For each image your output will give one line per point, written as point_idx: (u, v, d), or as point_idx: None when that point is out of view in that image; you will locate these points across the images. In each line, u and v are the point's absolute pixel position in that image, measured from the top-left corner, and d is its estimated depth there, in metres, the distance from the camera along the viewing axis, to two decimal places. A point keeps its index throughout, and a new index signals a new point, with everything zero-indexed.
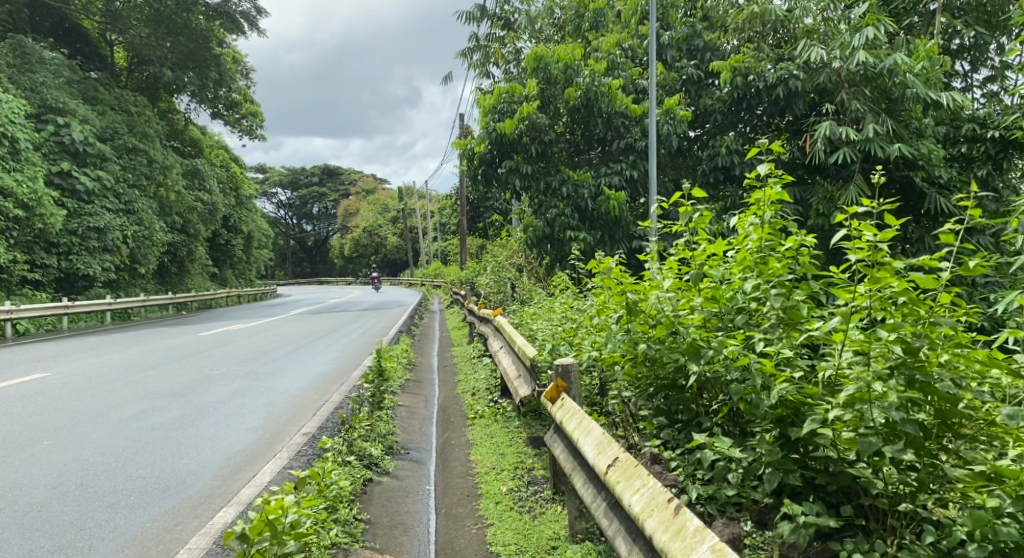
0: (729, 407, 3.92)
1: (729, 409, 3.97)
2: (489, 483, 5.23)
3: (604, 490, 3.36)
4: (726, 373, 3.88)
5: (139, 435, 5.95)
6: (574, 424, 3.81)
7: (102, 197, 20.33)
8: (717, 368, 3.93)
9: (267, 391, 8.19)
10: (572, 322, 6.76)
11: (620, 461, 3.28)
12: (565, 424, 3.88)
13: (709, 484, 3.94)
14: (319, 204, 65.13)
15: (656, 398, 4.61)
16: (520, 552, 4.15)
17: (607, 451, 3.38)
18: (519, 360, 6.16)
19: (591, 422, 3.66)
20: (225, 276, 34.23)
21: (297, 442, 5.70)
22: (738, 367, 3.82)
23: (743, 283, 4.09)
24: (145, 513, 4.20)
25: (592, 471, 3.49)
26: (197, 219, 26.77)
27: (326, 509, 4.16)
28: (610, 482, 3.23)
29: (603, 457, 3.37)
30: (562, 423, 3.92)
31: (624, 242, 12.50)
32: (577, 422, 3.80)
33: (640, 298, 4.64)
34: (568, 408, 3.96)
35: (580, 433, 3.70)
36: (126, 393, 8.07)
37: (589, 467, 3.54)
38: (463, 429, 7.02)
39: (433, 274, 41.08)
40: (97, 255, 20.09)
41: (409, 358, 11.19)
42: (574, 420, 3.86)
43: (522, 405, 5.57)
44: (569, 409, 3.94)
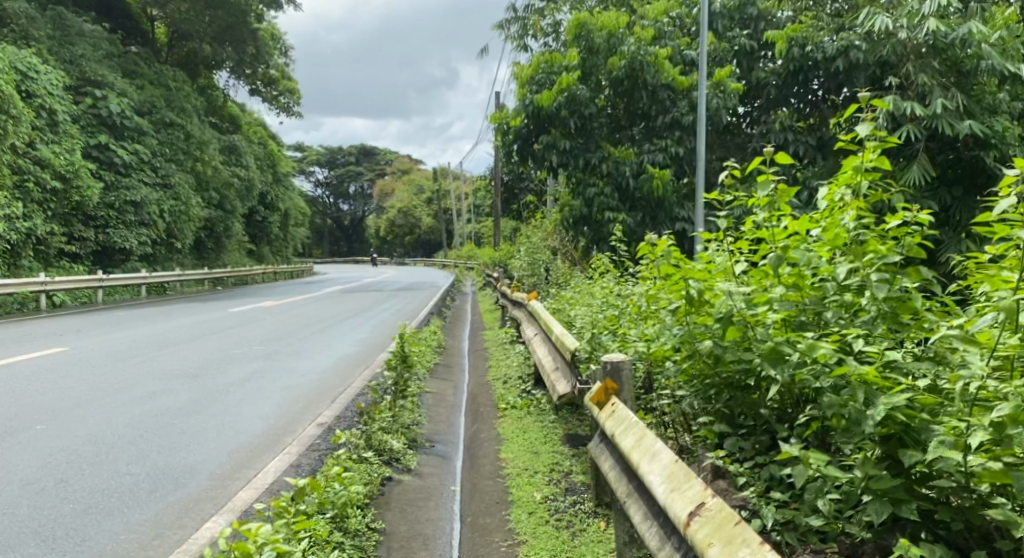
0: (817, 420, 3.21)
1: (817, 422, 3.25)
2: (522, 488, 4.63)
3: (675, 537, 2.60)
4: (815, 382, 3.17)
5: (140, 422, 5.45)
6: (630, 439, 3.07)
7: (139, 170, 20.07)
8: (803, 375, 3.22)
9: (286, 374, 7.66)
10: (612, 310, 6.11)
11: (705, 508, 2.48)
12: (619, 439, 3.14)
13: (786, 509, 3.25)
14: (355, 183, 65.05)
15: (717, 400, 4.03)
16: None
17: (682, 489, 2.61)
18: (555, 350, 5.51)
19: (656, 441, 2.90)
20: (261, 254, 34.18)
21: (310, 435, 5.14)
22: (832, 375, 3.11)
23: (835, 270, 3.42)
24: (122, 520, 3.68)
25: (658, 508, 2.74)
26: (233, 195, 26.59)
27: (328, 527, 3.60)
28: (690, 536, 2.47)
29: (679, 497, 2.60)
30: (615, 437, 3.17)
31: (668, 224, 11.75)
32: (635, 438, 3.05)
33: (703, 285, 3.96)
34: (624, 418, 3.21)
35: (641, 454, 2.95)
36: (139, 373, 7.63)
37: (655, 501, 2.79)
38: (493, 421, 6.44)
39: (467, 256, 40.48)
40: (133, 229, 19.84)
41: (438, 340, 10.64)
42: (630, 434, 3.11)
43: (559, 403, 4.88)
44: (625, 420, 3.18)
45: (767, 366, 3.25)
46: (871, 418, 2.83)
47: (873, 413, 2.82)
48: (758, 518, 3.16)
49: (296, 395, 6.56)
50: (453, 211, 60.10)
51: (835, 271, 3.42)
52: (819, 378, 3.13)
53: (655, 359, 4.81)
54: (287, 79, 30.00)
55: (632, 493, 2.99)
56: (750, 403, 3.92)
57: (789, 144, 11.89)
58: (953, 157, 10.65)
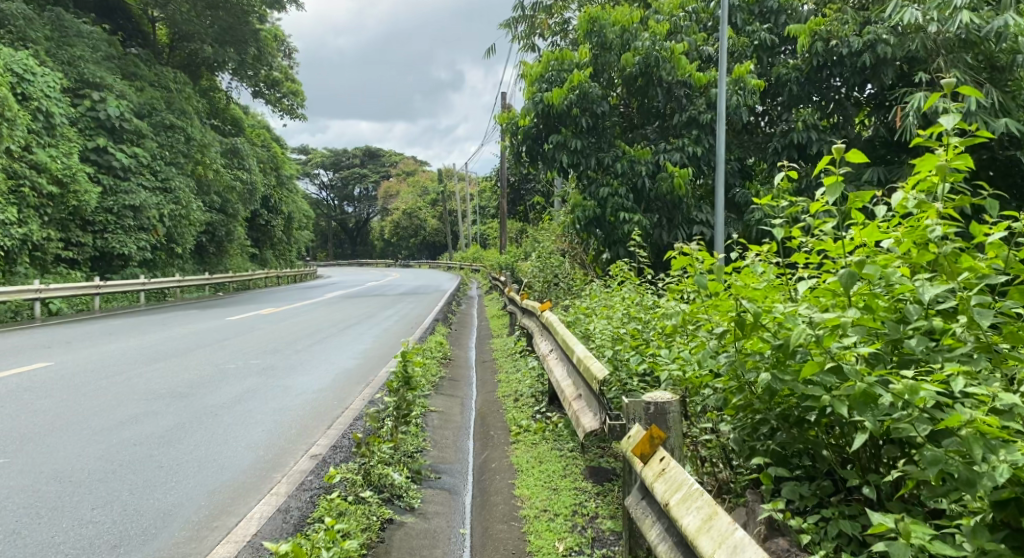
0: (912, 477, 2.70)
1: (910, 479, 2.74)
2: (542, 537, 4.08)
3: None
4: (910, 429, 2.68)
5: (115, 454, 4.90)
6: (680, 504, 2.37)
7: (138, 174, 19.50)
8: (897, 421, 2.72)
9: (281, 393, 7.11)
10: (636, 326, 5.54)
11: None
12: (668, 504, 2.43)
13: None
14: (360, 185, 64.52)
15: (766, 436, 3.53)
16: None
17: None
18: (576, 375, 4.92)
19: (718, 513, 2.18)
20: (265, 257, 33.73)
21: (302, 470, 4.60)
22: (933, 422, 2.61)
23: (921, 293, 2.92)
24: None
25: None
26: (237, 198, 26.13)
27: None
28: None
29: None
30: (663, 502, 2.46)
31: (684, 227, 11.17)
32: (687, 503, 2.33)
33: (754, 306, 3.45)
34: (674, 479, 2.49)
35: (696, 528, 2.24)
36: (124, 391, 7.13)
37: None
38: (505, 447, 5.87)
39: (472, 259, 39.86)
40: (132, 233, 19.30)
41: (443, 351, 10.06)
42: (682, 495, 2.42)
43: (584, 439, 4.25)
44: (675, 481, 2.47)
45: (854, 411, 2.76)
46: (989, 479, 2.39)
47: (994, 475, 2.37)
48: None
49: (289, 419, 6.01)
50: (457, 213, 59.59)
51: (919, 292, 2.94)
52: (909, 423, 2.66)
53: (694, 385, 4.25)
54: (292, 81, 29.38)
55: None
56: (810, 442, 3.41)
57: (811, 144, 11.24)
58: (986, 156, 10.06)
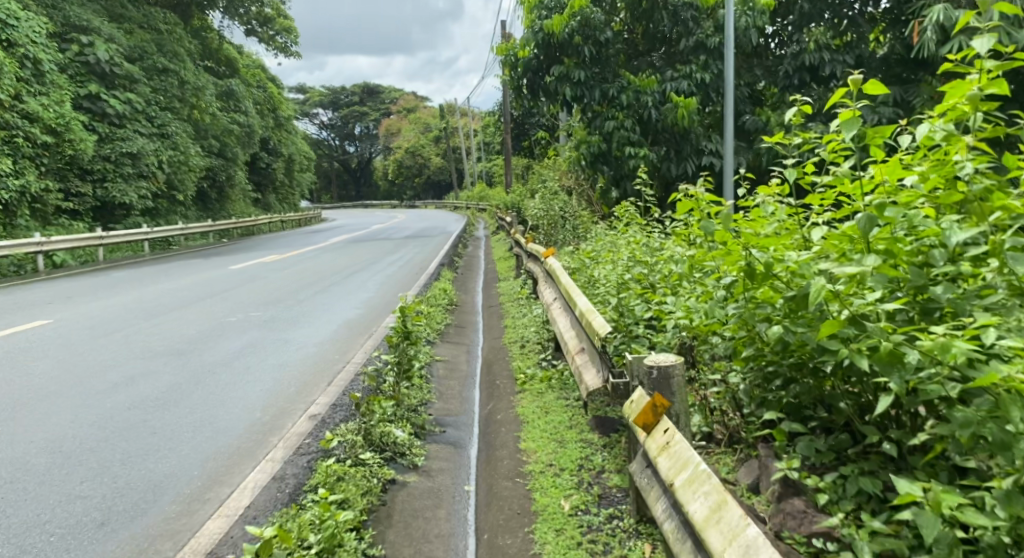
0: (942, 441, 2.52)
1: (941, 442, 2.57)
2: (547, 495, 3.92)
3: None
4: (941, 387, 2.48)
5: (108, 418, 4.79)
6: (686, 487, 2.17)
7: (134, 120, 19.04)
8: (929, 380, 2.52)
9: (281, 347, 6.97)
10: (641, 272, 5.32)
11: None
12: (673, 484, 2.22)
13: (885, 539, 2.71)
14: (360, 123, 63.51)
15: (780, 391, 3.35)
16: None
17: None
18: (580, 328, 4.74)
19: (729, 502, 1.97)
20: (269, 201, 33.41)
21: (300, 432, 4.47)
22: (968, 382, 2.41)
23: (949, 237, 2.69)
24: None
25: None
26: (235, 142, 25.69)
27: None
28: None
29: None
30: (667, 481, 2.26)
31: (693, 158, 10.77)
32: (693, 486, 2.13)
33: (765, 254, 3.24)
34: (679, 456, 2.28)
35: (702, 516, 2.03)
36: (122, 349, 6.99)
37: None
38: (511, 397, 5.73)
39: (477, 197, 39.33)
40: (132, 181, 18.97)
41: (449, 297, 9.89)
42: (688, 475, 2.22)
43: (589, 398, 4.07)
44: (681, 457, 2.26)
45: (878, 371, 2.56)
46: None
47: None
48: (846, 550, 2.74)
49: (289, 376, 5.88)
50: (460, 150, 58.73)
51: (946, 236, 2.71)
52: (939, 383, 2.46)
53: (703, 334, 4.04)
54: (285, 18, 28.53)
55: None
56: (826, 395, 3.25)
57: (823, 65, 10.70)
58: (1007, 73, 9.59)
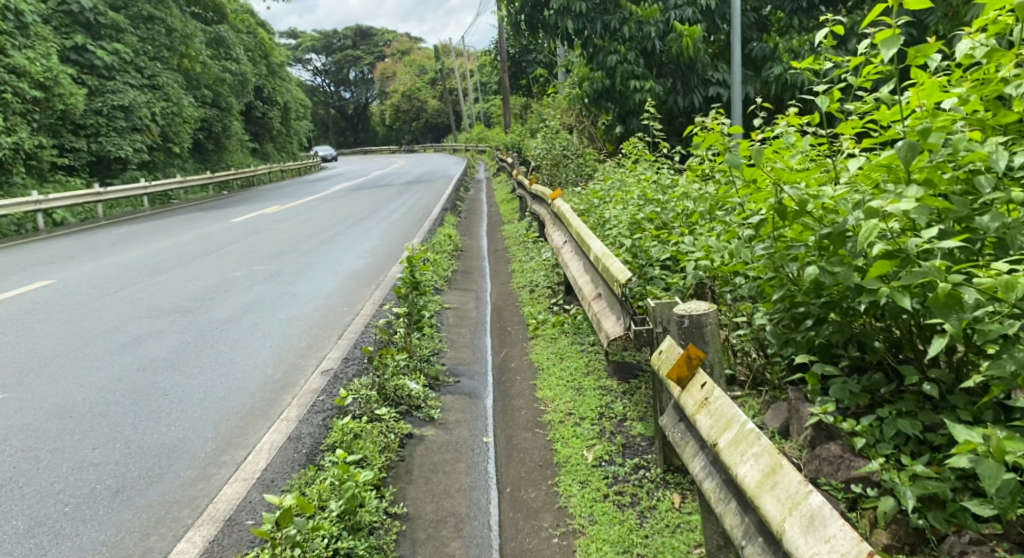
0: (1000, 383, 2.40)
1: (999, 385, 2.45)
2: (569, 446, 3.82)
3: None
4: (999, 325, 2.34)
5: (117, 381, 4.69)
6: (732, 447, 2.02)
7: (123, 72, 18.61)
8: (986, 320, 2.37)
9: (287, 301, 6.85)
10: (653, 211, 5.12)
11: None
12: (716, 444, 2.10)
13: (929, 483, 2.59)
14: (354, 68, 62.33)
15: (809, 332, 3.21)
16: None
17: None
18: (594, 273, 4.59)
19: (783, 467, 1.84)
20: (266, 151, 32.96)
21: (312, 390, 4.37)
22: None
23: (997, 162, 2.51)
24: (73, 548, 2.94)
25: None
26: (228, 90, 25.22)
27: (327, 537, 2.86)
28: None
29: None
30: (709, 441, 2.13)
31: (699, 89, 10.43)
32: (740, 447, 2.00)
33: (795, 190, 3.06)
34: (722, 414, 2.14)
35: (755, 479, 1.89)
36: (127, 308, 6.87)
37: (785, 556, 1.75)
38: (524, 344, 5.62)
39: (478, 139, 38.66)
40: (127, 135, 18.63)
41: (454, 244, 9.73)
42: (732, 434, 2.08)
43: (608, 345, 3.94)
44: (724, 415, 2.12)
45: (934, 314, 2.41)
46: None
47: None
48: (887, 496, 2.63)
49: (297, 331, 5.77)
50: (458, 91, 57.63)
51: (993, 161, 2.53)
52: (998, 320, 2.37)
53: (724, 274, 3.86)
54: None
55: (739, 523, 1.99)
56: (858, 335, 3.11)
57: None
58: None
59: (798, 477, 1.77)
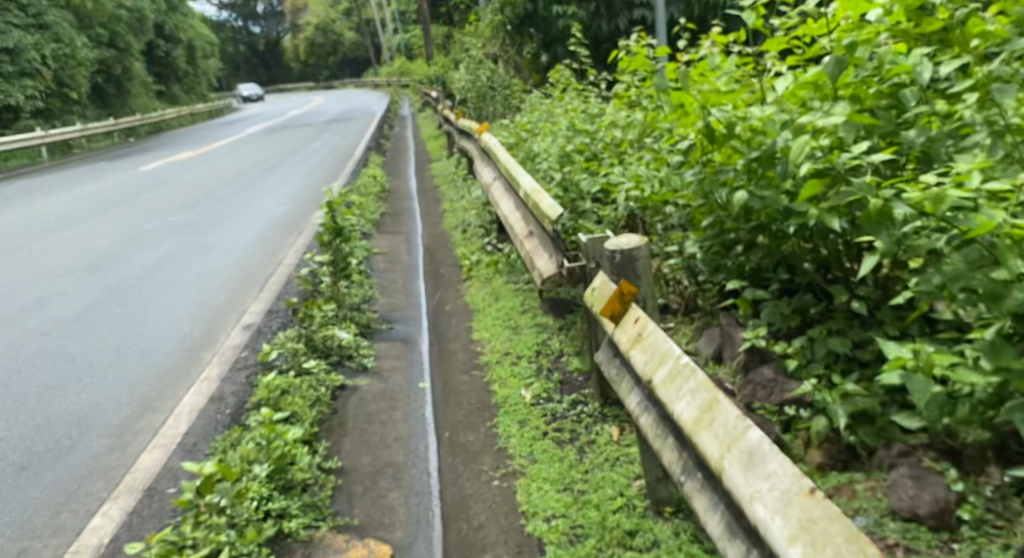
0: (925, 298, 2.42)
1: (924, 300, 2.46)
2: (507, 386, 3.76)
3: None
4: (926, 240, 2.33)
5: (19, 347, 4.40)
6: (668, 384, 1.97)
7: (6, 12, 17.16)
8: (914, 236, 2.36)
9: (205, 253, 6.54)
10: (582, 142, 4.98)
11: None
12: (651, 381, 2.04)
13: (859, 398, 2.61)
14: (263, 1, 59.27)
15: (742, 260, 3.18)
16: (577, 530, 2.64)
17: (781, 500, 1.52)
18: (525, 210, 4.48)
19: (719, 401, 1.78)
20: (175, 94, 31.27)
21: (235, 349, 4.18)
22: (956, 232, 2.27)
23: (923, 74, 2.47)
24: None
25: (731, 505, 1.67)
26: (126, 29, 23.60)
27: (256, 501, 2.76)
28: None
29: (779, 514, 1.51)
30: (644, 378, 2.08)
31: (623, 13, 10.23)
32: (676, 383, 1.94)
33: (724, 113, 2.98)
34: (656, 349, 2.09)
35: (691, 416, 1.84)
36: (28, 269, 6.43)
37: (722, 492, 1.71)
38: (458, 286, 5.50)
39: (399, 73, 37.44)
40: (17, 81, 17.30)
41: (381, 184, 9.44)
42: (668, 370, 2.03)
43: (541, 283, 3.86)
44: (658, 351, 2.07)
45: (866, 232, 2.43)
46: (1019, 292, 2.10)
47: None
48: (819, 415, 2.64)
49: (217, 284, 5.51)
50: (375, 23, 55.49)
51: (918, 73, 2.49)
52: (927, 235, 2.35)
53: (655, 204, 3.80)
54: None
55: (677, 459, 1.95)
56: (788, 257, 3.09)
57: None
58: None
59: (735, 411, 1.71)
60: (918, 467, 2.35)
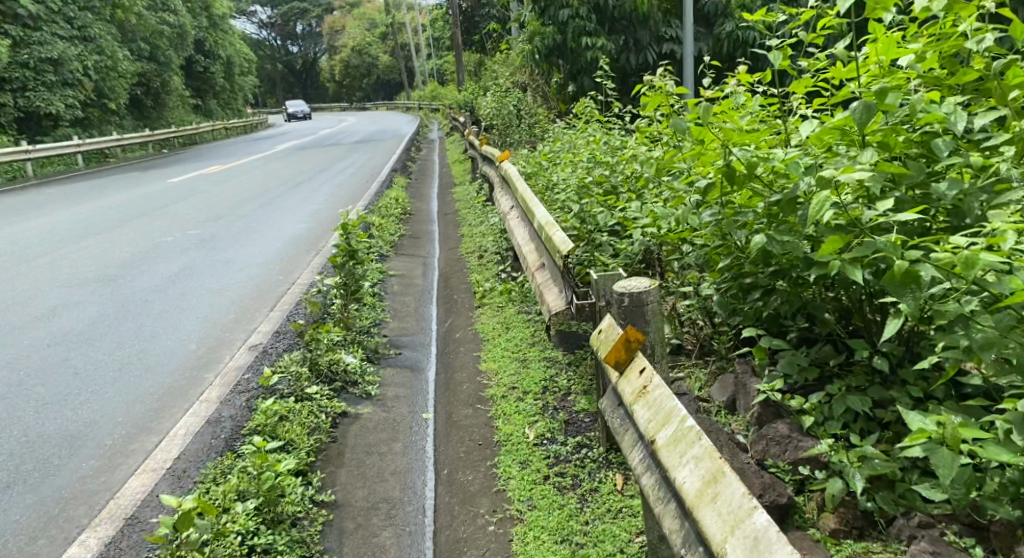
0: (953, 363, 2.27)
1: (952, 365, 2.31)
2: (510, 422, 3.63)
3: None
4: (957, 303, 2.19)
5: (24, 358, 4.37)
6: (671, 448, 1.84)
7: (51, 23, 17.53)
8: (943, 297, 2.21)
9: (219, 268, 6.51)
10: (601, 174, 4.89)
11: None
12: (654, 441, 1.92)
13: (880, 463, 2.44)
14: (302, 22, 60.36)
15: (759, 304, 3.03)
16: None
17: None
18: (539, 241, 4.37)
19: (725, 475, 1.66)
20: (210, 108, 31.79)
21: (236, 370, 4.10)
22: (988, 297, 2.13)
23: (956, 126, 2.34)
24: None
25: None
26: (166, 43, 24.03)
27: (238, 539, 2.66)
28: None
29: None
30: (647, 437, 1.96)
31: (653, 46, 10.18)
32: (680, 448, 1.82)
33: (746, 154, 2.87)
34: (660, 407, 1.96)
35: (694, 488, 1.72)
36: (45, 277, 6.44)
37: None
38: (469, 314, 5.39)
39: (430, 97, 37.77)
40: (57, 90, 17.61)
41: (402, 206, 9.42)
42: (672, 431, 1.90)
43: (552, 318, 3.74)
44: (663, 410, 1.94)
45: (889, 292, 2.26)
46: None
47: None
48: (836, 478, 2.47)
49: (228, 301, 5.47)
50: (410, 47, 56.19)
51: (951, 123, 2.36)
52: (956, 299, 2.20)
53: (672, 242, 3.68)
54: None
55: (677, 529, 1.82)
56: (808, 306, 2.95)
57: None
58: None
59: (741, 490, 1.59)
60: (940, 542, 2.18)
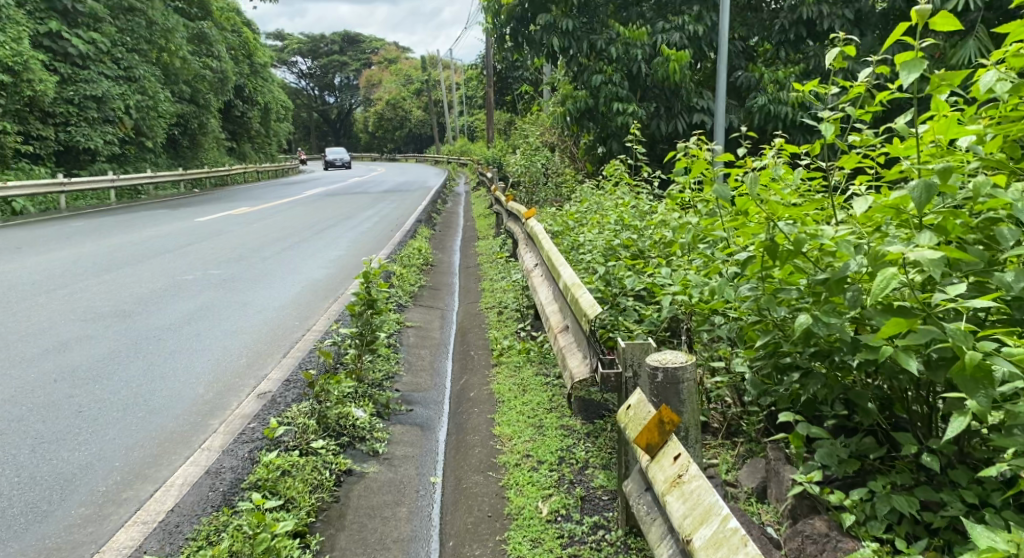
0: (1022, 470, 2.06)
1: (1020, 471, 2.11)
2: (523, 494, 3.43)
3: None
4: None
5: (29, 392, 4.26)
6: (710, 552, 1.68)
7: (98, 62, 17.99)
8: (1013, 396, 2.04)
9: (236, 310, 6.41)
10: (629, 238, 4.76)
11: None
12: (691, 541, 1.75)
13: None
14: (340, 74, 61.88)
15: (795, 386, 2.83)
16: None
17: None
18: (563, 303, 4.22)
19: None
20: (244, 151, 32.37)
21: (242, 417, 3.94)
22: None
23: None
24: None
25: None
26: (207, 87, 24.59)
27: None
28: None
29: None
30: (682, 535, 1.79)
31: (685, 115, 10.15)
32: (720, 553, 1.65)
33: (791, 228, 2.72)
34: (699, 502, 1.80)
35: None
36: (62, 310, 6.37)
37: None
38: (486, 372, 5.21)
39: (459, 153, 38.21)
40: (97, 126, 17.96)
41: (424, 257, 9.33)
42: (711, 531, 1.74)
43: (574, 385, 3.56)
44: (701, 506, 1.78)
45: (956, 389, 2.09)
46: None
47: None
48: None
49: (242, 345, 5.34)
50: (443, 103, 57.31)
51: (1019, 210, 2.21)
52: None
53: (703, 312, 3.51)
54: None
55: None
56: (849, 393, 2.75)
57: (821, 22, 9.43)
58: None
59: None
60: None
